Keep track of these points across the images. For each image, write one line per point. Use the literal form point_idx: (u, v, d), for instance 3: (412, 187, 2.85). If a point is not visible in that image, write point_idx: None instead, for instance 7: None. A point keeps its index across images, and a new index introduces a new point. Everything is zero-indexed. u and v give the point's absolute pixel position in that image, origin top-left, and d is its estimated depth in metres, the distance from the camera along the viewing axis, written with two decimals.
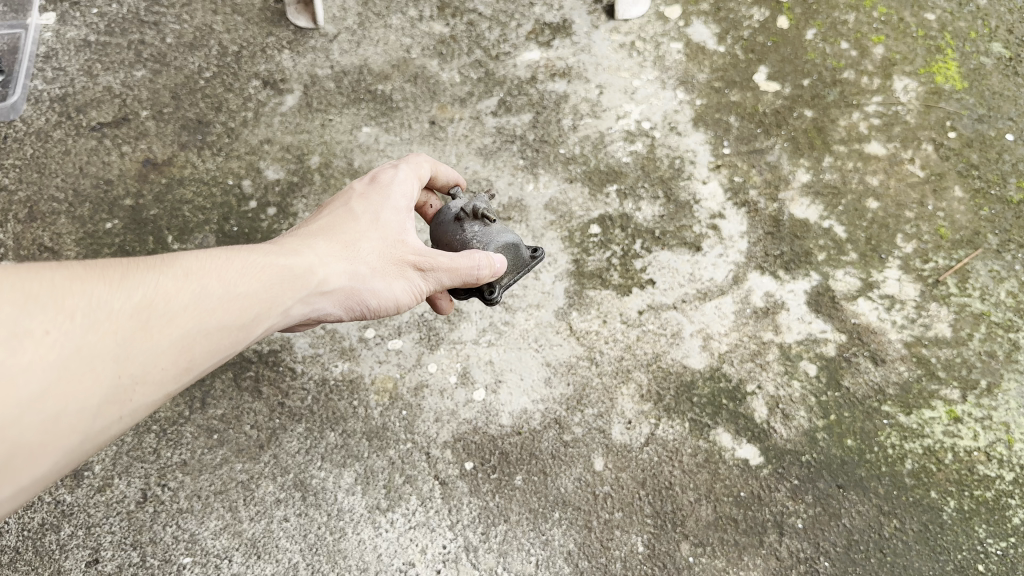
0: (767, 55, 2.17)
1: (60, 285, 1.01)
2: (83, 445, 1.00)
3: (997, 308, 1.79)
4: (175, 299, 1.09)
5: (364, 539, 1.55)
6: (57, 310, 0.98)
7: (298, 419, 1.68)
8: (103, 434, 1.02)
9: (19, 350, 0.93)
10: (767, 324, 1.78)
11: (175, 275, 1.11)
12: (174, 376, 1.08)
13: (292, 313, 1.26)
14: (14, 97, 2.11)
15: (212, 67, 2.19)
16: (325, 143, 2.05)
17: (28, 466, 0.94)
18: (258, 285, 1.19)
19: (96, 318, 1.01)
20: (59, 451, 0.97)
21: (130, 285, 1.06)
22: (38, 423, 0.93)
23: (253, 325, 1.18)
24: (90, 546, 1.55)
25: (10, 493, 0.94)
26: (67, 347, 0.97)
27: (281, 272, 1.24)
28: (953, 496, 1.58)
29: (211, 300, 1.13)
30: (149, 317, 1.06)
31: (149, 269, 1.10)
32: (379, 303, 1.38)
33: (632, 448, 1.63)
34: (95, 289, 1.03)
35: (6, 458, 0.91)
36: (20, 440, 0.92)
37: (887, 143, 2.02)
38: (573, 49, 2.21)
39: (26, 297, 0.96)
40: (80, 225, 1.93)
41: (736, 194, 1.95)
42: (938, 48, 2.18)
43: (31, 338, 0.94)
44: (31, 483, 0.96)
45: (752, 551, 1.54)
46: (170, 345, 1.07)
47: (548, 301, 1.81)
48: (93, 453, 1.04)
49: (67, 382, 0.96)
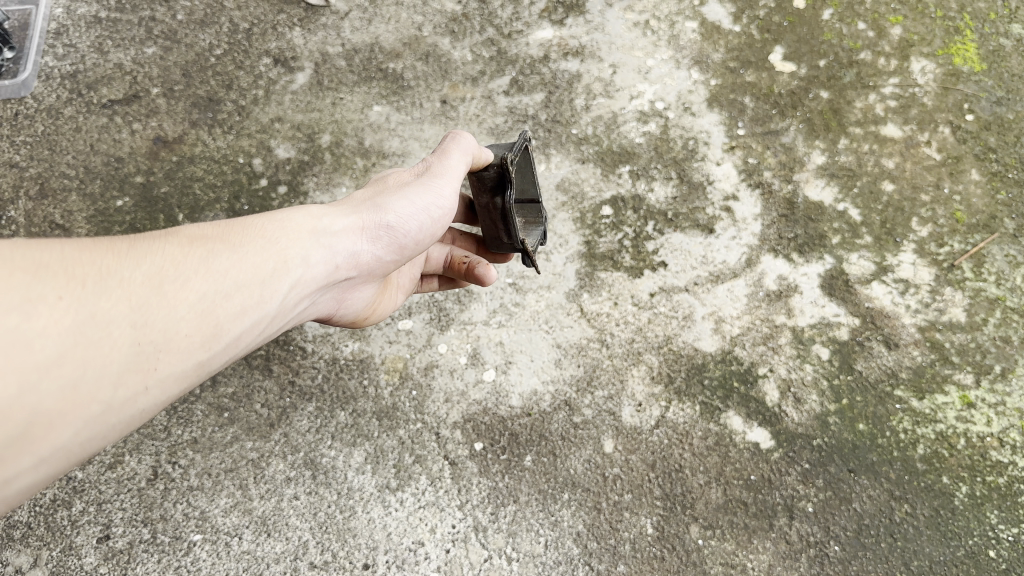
0: (783, 34, 2.14)
1: (69, 258, 1.02)
2: (108, 415, 1.00)
3: (1013, 293, 1.77)
4: (185, 265, 1.10)
5: (374, 517, 1.55)
6: (68, 279, 0.99)
7: (309, 398, 1.68)
8: (130, 405, 1.02)
9: (33, 315, 0.93)
10: (780, 308, 1.76)
11: (182, 243, 1.13)
12: (198, 343, 1.08)
13: (315, 257, 1.26)
14: (24, 73, 2.10)
15: (223, 44, 2.17)
16: (337, 122, 2.03)
17: (49, 434, 0.94)
18: (270, 243, 1.21)
19: (109, 285, 1.02)
20: (81, 419, 0.97)
21: (140, 255, 1.07)
22: (57, 390, 0.94)
23: (273, 274, 1.19)
24: (102, 522, 1.56)
25: (33, 463, 0.95)
26: (82, 313, 0.98)
27: (290, 226, 1.26)
28: (965, 481, 1.57)
29: (225, 261, 1.14)
30: (163, 281, 1.07)
31: (156, 240, 1.12)
32: (401, 218, 1.38)
33: (642, 430, 1.63)
34: (104, 261, 1.04)
35: (27, 425, 0.92)
36: (40, 407, 0.93)
37: (904, 125, 2.00)
38: (587, 27, 2.18)
39: (36, 268, 0.98)
40: (91, 202, 1.93)
41: (750, 175, 1.93)
42: (957, 29, 2.14)
43: (45, 303, 0.95)
44: (54, 455, 0.96)
45: (762, 534, 1.54)
46: (187, 309, 1.07)
47: (559, 282, 1.80)
48: (121, 428, 1.04)
49: (84, 348, 0.97)
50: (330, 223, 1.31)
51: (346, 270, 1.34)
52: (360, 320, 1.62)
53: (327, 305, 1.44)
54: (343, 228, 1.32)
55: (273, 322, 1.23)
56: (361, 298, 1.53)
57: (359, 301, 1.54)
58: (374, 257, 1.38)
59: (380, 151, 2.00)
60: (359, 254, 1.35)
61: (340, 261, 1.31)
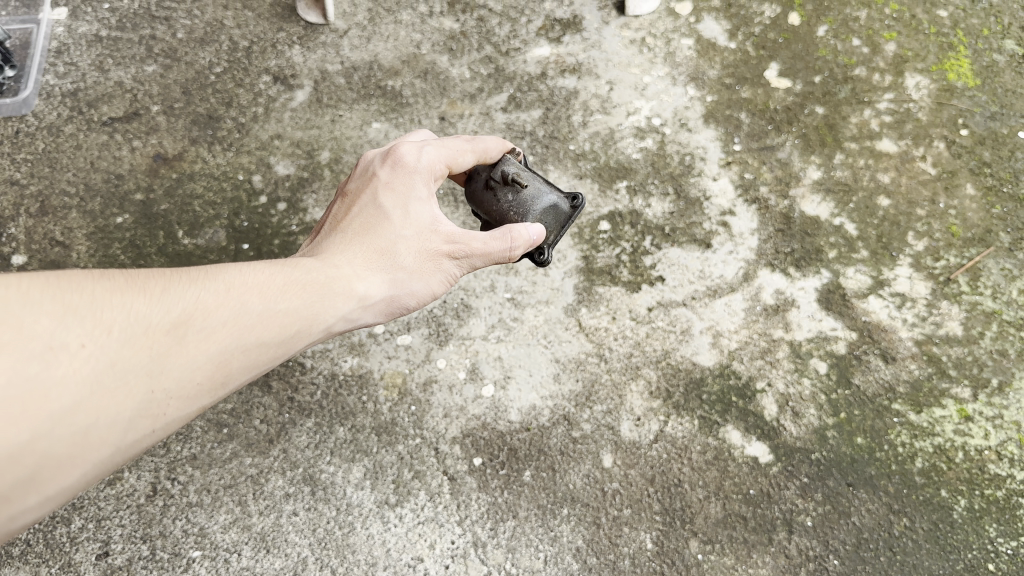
0: (778, 51, 2.16)
1: (98, 297, 1.04)
2: (113, 458, 1.03)
3: (1009, 307, 1.78)
4: (214, 314, 1.12)
5: (373, 534, 1.55)
6: (95, 324, 1.02)
7: (308, 414, 1.68)
8: (134, 448, 1.06)
9: (54, 364, 0.96)
10: (778, 322, 1.77)
11: (216, 289, 1.14)
12: (207, 391, 1.11)
13: (338, 324, 1.27)
14: (26, 92, 2.12)
15: (223, 62, 2.19)
16: (336, 139, 2.05)
17: (55, 478, 0.98)
18: (299, 302, 1.21)
19: (132, 332, 1.04)
20: (88, 463, 1.00)
21: (169, 301, 1.09)
22: (68, 437, 0.97)
23: (296, 337, 1.21)
24: (101, 539, 1.56)
25: (37, 503, 0.98)
26: (102, 361, 1.01)
27: (319, 287, 1.24)
28: (963, 494, 1.58)
29: (251, 316, 1.15)
30: (186, 331, 1.09)
31: (191, 282, 1.13)
32: (422, 301, 1.38)
33: (641, 445, 1.63)
34: (133, 303, 1.06)
35: (35, 470, 0.95)
36: (49, 453, 0.96)
37: (899, 140, 2.01)
38: (584, 44, 2.20)
39: (65, 310, 1.00)
40: (91, 219, 1.94)
41: (747, 190, 1.94)
42: (950, 45, 2.16)
43: (66, 351, 0.98)
44: (57, 495, 1.00)
45: (761, 549, 1.54)
46: (206, 360, 1.10)
47: (557, 296, 1.81)
48: (121, 464, 1.07)
49: (100, 397, 1.00)
50: (366, 294, 1.29)
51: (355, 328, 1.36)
52: None
53: None
54: (374, 302, 1.30)
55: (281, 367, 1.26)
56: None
57: None
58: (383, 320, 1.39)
59: None
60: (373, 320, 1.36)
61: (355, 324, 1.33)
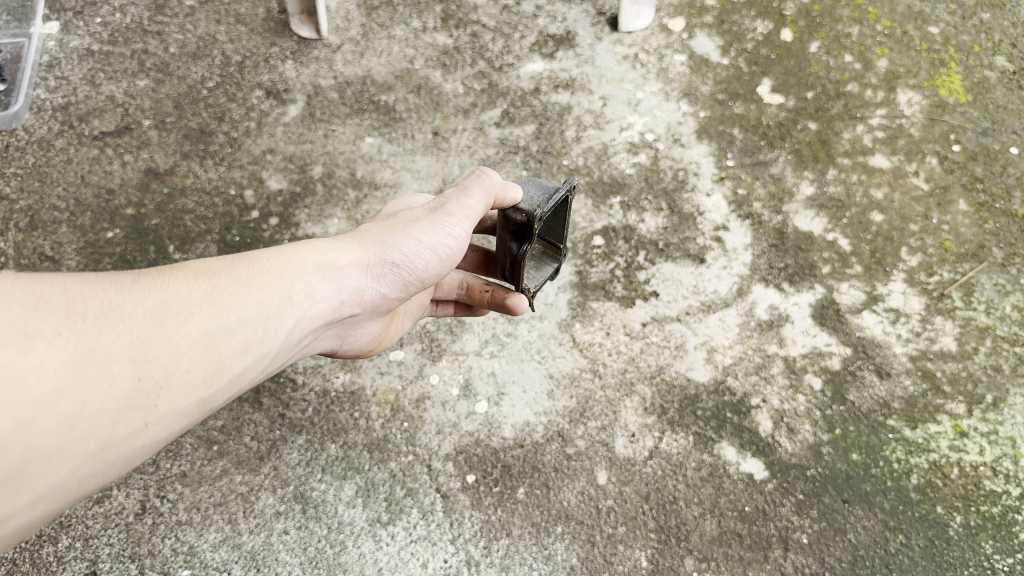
0: (771, 67, 2.17)
1: (70, 290, 1.06)
2: (105, 452, 1.03)
3: (1003, 322, 1.78)
4: (189, 299, 1.14)
5: (364, 552, 1.53)
6: (69, 313, 1.03)
7: (299, 431, 1.67)
8: (128, 444, 1.05)
9: (31, 351, 0.97)
10: (772, 338, 1.76)
11: (187, 276, 1.17)
12: (201, 380, 1.11)
13: (320, 293, 1.28)
14: (16, 105, 2.11)
15: (215, 76, 2.18)
16: (328, 153, 2.04)
17: (45, 472, 0.97)
18: (273, 276, 1.24)
19: (110, 319, 1.05)
20: (78, 456, 1.00)
21: (143, 290, 1.11)
22: (54, 426, 0.97)
23: (278, 311, 1.22)
24: (88, 558, 1.54)
25: (29, 502, 0.98)
26: (81, 348, 1.01)
27: (294, 260, 1.28)
28: (959, 511, 1.56)
29: (229, 296, 1.18)
30: (165, 316, 1.10)
31: (161, 274, 1.16)
32: (407, 256, 1.38)
33: (635, 462, 1.62)
34: (106, 295, 1.08)
35: (23, 462, 0.95)
36: (35, 444, 0.96)
37: (892, 155, 2.02)
38: (577, 60, 2.21)
39: (38, 301, 1.01)
40: (81, 234, 1.92)
41: (740, 206, 1.94)
42: (941, 61, 2.17)
43: (42, 337, 0.99)
44: (51, 493, 1.00)
45: (757, 566, 1.52)
46: (189, 344, 1.11)
47: (550, 311, 1.80)
48: (121, 464, 1.07)
49: (84, 383, 1.00)
50: (336, 258, 1.33)
51: (350, 307, 1.36)
52: (367, 353, 1.61)
53: (330, 337, 1.44)
54: (348, 264, 1.33)
55: (277, 357, 1.25)
56: (366, 330, 1.52)
57: (363, 336, 1.54)
58: (378, 294, 1.39)
59: (372, 183, 2.00)
60: (363, 291, 1.36)
61: (345, 299, 1.33)
